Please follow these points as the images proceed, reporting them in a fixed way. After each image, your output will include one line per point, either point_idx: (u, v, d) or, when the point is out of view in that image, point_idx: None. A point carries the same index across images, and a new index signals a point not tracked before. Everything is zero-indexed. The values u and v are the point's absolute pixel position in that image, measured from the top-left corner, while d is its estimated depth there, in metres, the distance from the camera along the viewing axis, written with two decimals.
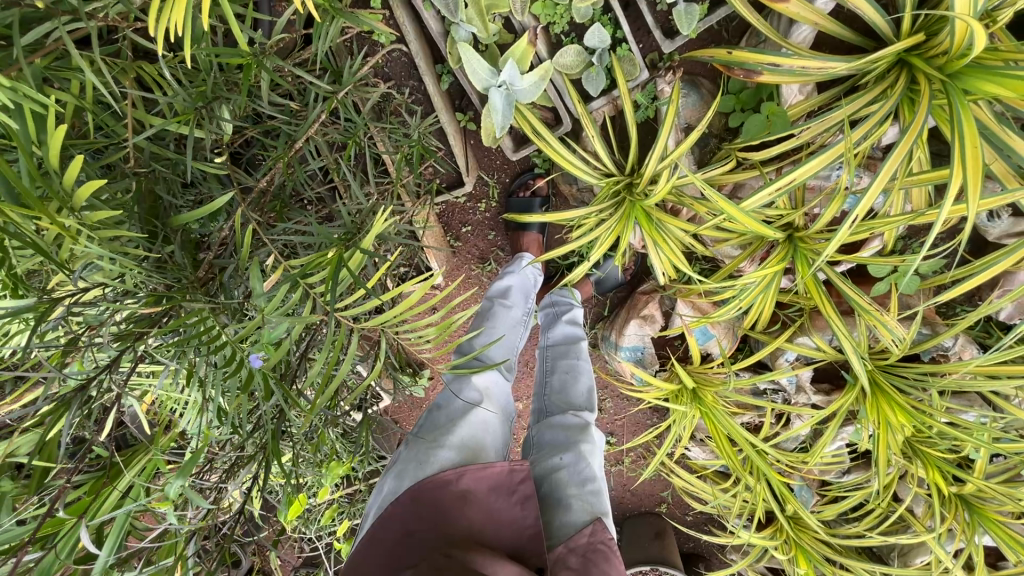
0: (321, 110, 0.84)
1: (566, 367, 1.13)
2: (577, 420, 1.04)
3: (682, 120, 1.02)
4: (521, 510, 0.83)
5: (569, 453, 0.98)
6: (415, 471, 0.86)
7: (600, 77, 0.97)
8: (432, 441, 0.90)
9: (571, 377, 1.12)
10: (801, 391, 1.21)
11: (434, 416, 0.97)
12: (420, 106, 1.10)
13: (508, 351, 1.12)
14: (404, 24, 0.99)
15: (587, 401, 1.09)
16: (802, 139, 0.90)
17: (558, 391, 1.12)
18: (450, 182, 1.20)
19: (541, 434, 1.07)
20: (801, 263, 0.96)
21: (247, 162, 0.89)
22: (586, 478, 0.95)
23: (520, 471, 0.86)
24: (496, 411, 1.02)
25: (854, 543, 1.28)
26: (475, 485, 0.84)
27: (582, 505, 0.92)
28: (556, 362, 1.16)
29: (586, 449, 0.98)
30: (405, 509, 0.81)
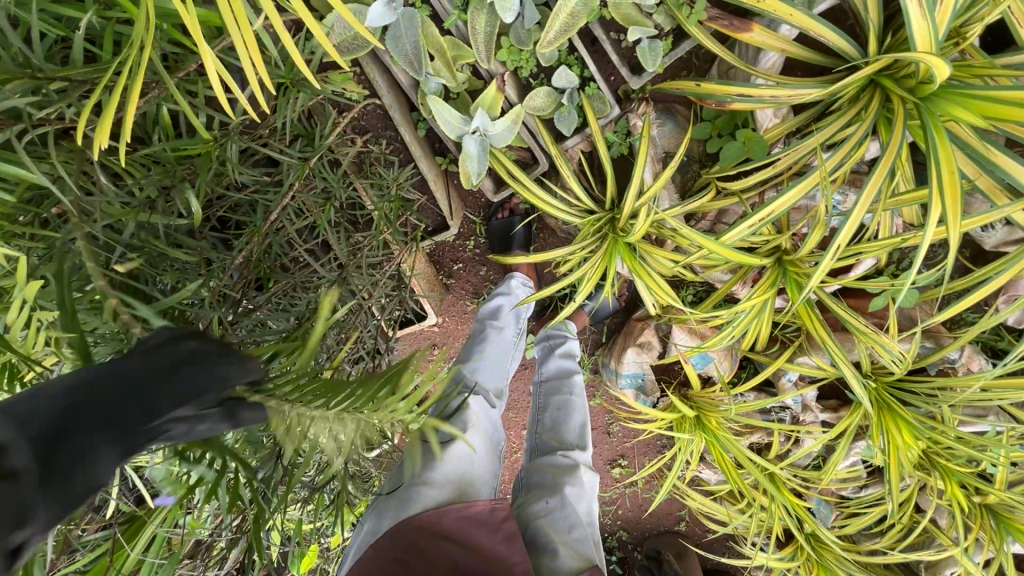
0: (294, 178, 0.85)
1: (559, 403, 1.12)
2: (564, 459, 1.02)
3: (660, 150, 1.01)
4: (509, 546, 0.77)
5: (554, 496, 0.95)
6: (397, 510, 0.79)
7: (571, 116, 0.96)
8: (420, 478, 0.82)
9: (564, 414, 1.11)
10: (807, 410, 1.19)
11: (414, 457, 0.87)
12: (398, 156, 1.11)
13: (501, 379, 1.08)
14: (376, 82, 1.00)
15: (579, 439, 1.06)
16: (781, 166, 0.88)
17: (548, 428, 1.11)
18: (436, 226, 1.21)
19: (529, 478, 1.03)
20: (792, 289, 0.94)
21: (229, 232, 0.91)
22: (571, 524, 0.91)
23: (503, 509, 0.83)
24: (482, 443, 0.94)
25: (877, 560, 1.24)
26: (462, 523, 0.79)
27: (570, 552, 0.88)
28: (548, 399, 1.15)
29: (571, 493, 0.95)
30: (405, 536, 0.75)
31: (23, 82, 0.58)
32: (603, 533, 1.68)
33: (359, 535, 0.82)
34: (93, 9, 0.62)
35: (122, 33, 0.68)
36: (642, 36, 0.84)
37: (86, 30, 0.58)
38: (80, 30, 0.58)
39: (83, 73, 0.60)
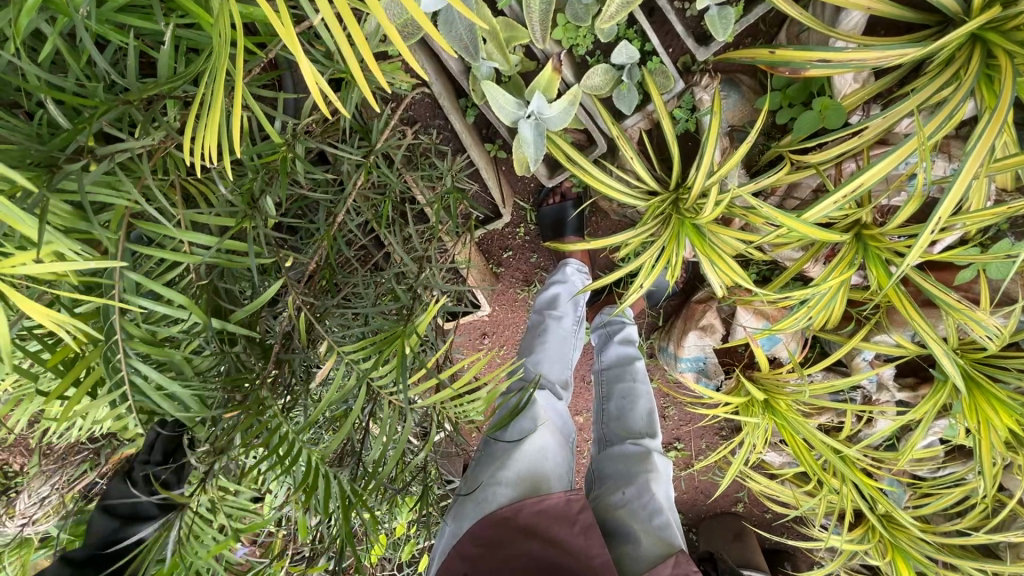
0: (356, 176, 0.84)
1: (624, 390, 1.10)
2: (633, 448, 0.98)
3: (725, 124, 0.97)
4: (587, 539, 0.72)
5: (631, 486, 0.92)
6: (475, 509, 0.76)
7: (632, 93, 0.92)
8: (492, 476, 0.79)
9: (630, 402, 1.07)
10: (883, 389, 1.14)
11: (489, 450, 0.85)
12: (448, 145, 1.09)
13: (563, 370, 1.06)
14: (426, 69, 0.97)
15: (648, 426, 1.02)
16: (867, 136, 0.82)
17: (615, 416, 1.08)
18: (488, 215, 1.18)
19: (602, 467, 1.01)
20: (874, 265, 0.89)
21: (291, 232, 0.90)
22: (653, 511, 0.87)
23: (578, 500, 0.76)
24: (553, 438, 0.89)
25: (958, 541, 1.19)
26: (537, 519, 0.74)
27: (653, 540, 0.84)
28: (613, 387, 1.13)
29: (647, 479, 0.91)
30: (483, 536, 0.72)
31: (118, 109, 0.55)
32: None
33: (441, 540, 0.80)
34: (161, 16, 0.60)
35: (185, 38, 0.66)
36: (711, 4, 0.79)
37: (158, 38, 0.57)
38: (152, 38, 0.57)
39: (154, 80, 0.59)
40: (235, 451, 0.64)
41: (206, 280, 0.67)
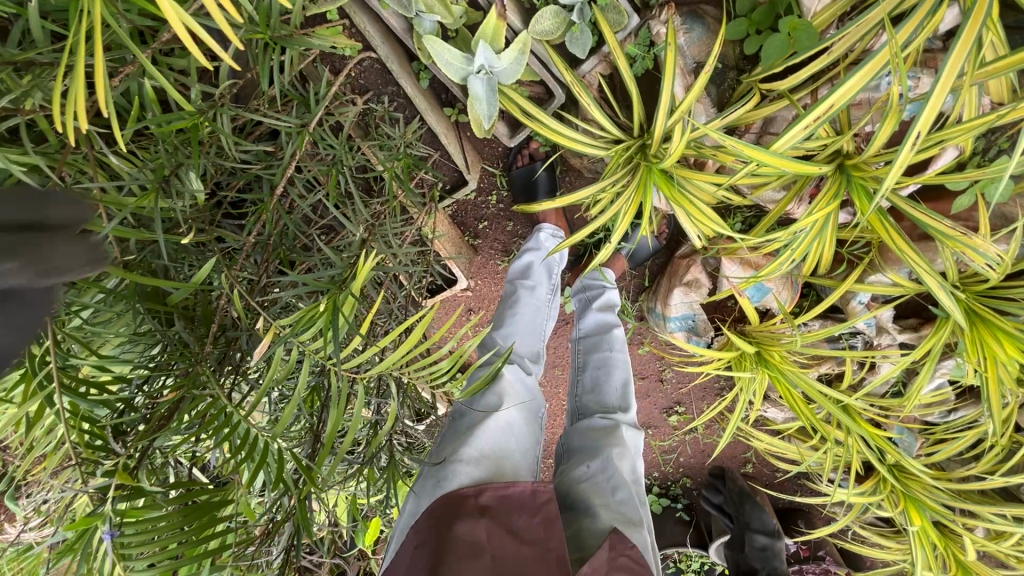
0: (294, 147, 0.79)
1: (598, 362, 1.07)
2: (599, 423, 0.94)
3: (689, 61, 0.90)
4: (546, 530, 0.68)
5: (597, 459, 0.87)
6: (434, 488, 0.73)
7: (584, 36, 0.86)
8: (451, 453, 0.76)
9: (604, 373, 1.05)
10: (883, 333, 1.07)
11: (457, 423, 0.82)
12: (403, 112, 1.04)
13: (536, 339, 1.02)
14: (367, 30, 0.92)
15: (621, 400, 1.00)
16: (837, 54, 0.75)
17: (590, 388, 1.05)
18: (454, 183, 1.14)
19: (568, 440, 0.98)
20: (858, 196, 0.82)
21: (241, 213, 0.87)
22: (615, 486, 0.83)
23: (545, 490, 0.73)
24: (521, 412, 0.86)
25: (973, 486, 1.13)
26: (498, 503, 0.71)
27: (611, 514, 0.79)
28: (588, 357, 1.10)
29: (615, 453, 0.86)
30: (436, 512, 0.69)
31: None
32: (666, 481, 1.65)
33: (399, 520, 0.77)
34: None
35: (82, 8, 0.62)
36: None
37: (35, 3, 0.53)
38: (28, 4, 0.53)
39: (41, 52, 0.55)
40: (176, 438, 0.62)
41: (134, 254, 0.63)
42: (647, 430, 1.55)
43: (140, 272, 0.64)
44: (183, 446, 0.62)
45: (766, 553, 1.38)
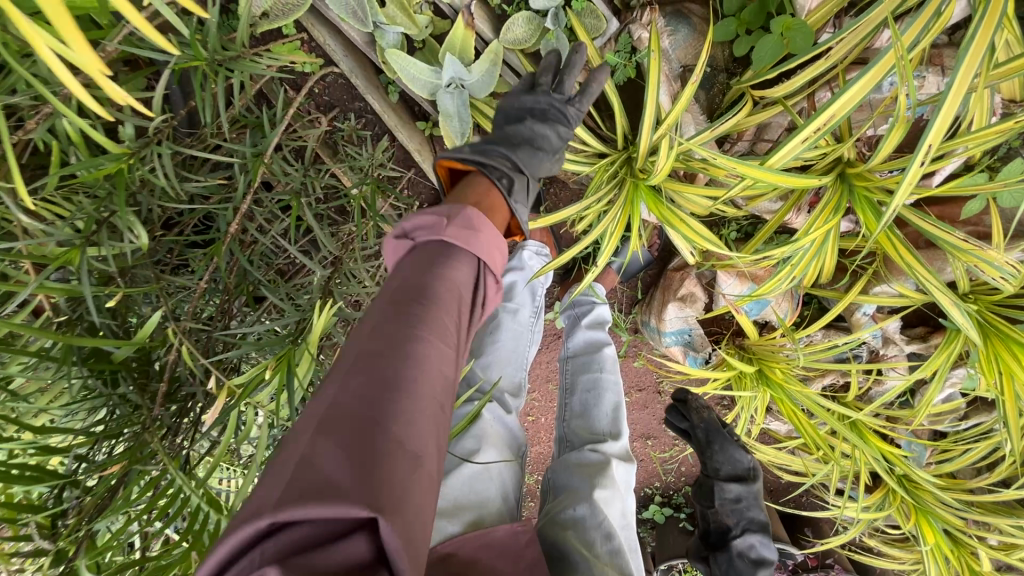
0: (249, 178, 0.73)
1: (588, 384, 1.01)
2: (588, 457, 0.88)
3: (675, 66, 0.84)
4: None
5: (583, 503, 0.79)
6: None
7: (560, 44, 0.80)
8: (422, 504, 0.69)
9: (594, 396, 0.99)
10: (890, 344, 1.02)
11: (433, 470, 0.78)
12: (372, 129, 0.98)
13: (521, 368, 0.96)
14: (326, 44, 0.85)
15: (612, 427, 0.94)
16: (835, 56, 0.69)
17: (578, 413, 0.99)
18: (432, 200, 1.07)
19: (555, 478, 0.90)
20: (862, 210, 0.76)
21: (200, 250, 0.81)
22: (606, 534, 0.75)
23: (525, 531, 0.66)
24: (503, 454, 0.80)
25: (988, 498, 1.08)
26: (478, 555, 0.61)
27: (605, 568, 0.71)
28: (576, 379, 1.05)
29: (601, 497, 0.80)
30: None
31: None
32: (668, 490, 1.61)
33: None
34: None
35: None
36: None
37: None
38: None
39: None
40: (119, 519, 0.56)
41: (67, 313, 0.57)
42: (647, 441, 1.50)
43: (76, 333, 0.58)
44: (129, 526, 0.56)
45: (735, 502, 0.98)
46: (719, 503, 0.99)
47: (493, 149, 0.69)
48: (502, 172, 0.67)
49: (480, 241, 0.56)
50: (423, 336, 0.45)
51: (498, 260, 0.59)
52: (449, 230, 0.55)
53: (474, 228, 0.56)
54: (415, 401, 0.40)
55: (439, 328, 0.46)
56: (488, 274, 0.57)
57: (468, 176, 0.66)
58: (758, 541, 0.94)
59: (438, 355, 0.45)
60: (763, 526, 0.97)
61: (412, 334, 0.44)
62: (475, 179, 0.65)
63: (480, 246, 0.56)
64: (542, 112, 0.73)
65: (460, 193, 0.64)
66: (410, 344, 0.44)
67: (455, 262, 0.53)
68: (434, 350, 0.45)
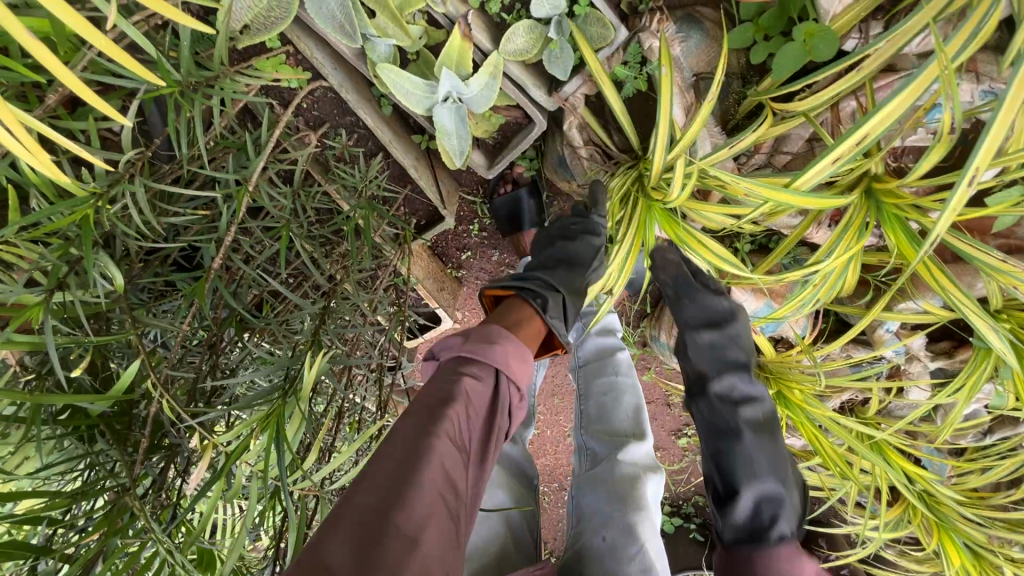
0: (233, 209, 0.68)
1: (604, 388, 0.96)
2: (614, 470, 0.80)
3: (688, 76, 0.78)
4: None
5: (614, 527, 0.72)
6: None
7: (564, 54, 0.74)
8: None
9: (612, 399, 0.94)
10: (913, 360, 0.97)
11: None
12: (365, 145, 0.92)
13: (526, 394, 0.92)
14: (313, 58, 0.79)
15: (634, 427, 0.88)
16: (869, 67, 0.63)
17: (598, 417, 0.93)
18: (430, 216, 1.02)
19: (579, 501, 0.81)
20: (891, 229, 0.71)
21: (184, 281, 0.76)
22: (643, 563, 0.67)
23: None
24: (512, 491, 0.75)
25: (1013, 516, 1.04)
26: None
27: None
28: (591, 384, 1.00)
29: (634, 517, 0.72)
30: None
31: None
32: (678, 499, 1.58)
33: None
34: None
35: None
36: None
37: None
38: None
39: None
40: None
41: (33, 370, 0.52)
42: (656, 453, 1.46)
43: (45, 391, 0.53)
44: None
45: (719, 358, 0.79)
46: (717, 384, 0.77)
47: (535, 272, 0.72)
48: (536, 288, 0.68)
49: (500, 351, 0.57)
50: (454, 422, 0.49)
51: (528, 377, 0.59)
52: (466, 342, 0.57)
53: (495, 339, 0.58)
54: (426, 497, 0.43)
55: (455, 435, 0.49)
56: (513, 388, 0.57)
57: (510, 299, 0.67)
58: (739, 380, 0.76)
59: (453, 461, 0.47)
60: (758, 399, 0.75)
61: (425, 438, 0.47)
62: (516, 302, 0.66)
63: (497, 356, 0.56)
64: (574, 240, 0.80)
65: (501, 316, 0.64)
66: (424, 447, 0.46)
67: (471, 371, 0.54)
68: (444, 453, 0.46)
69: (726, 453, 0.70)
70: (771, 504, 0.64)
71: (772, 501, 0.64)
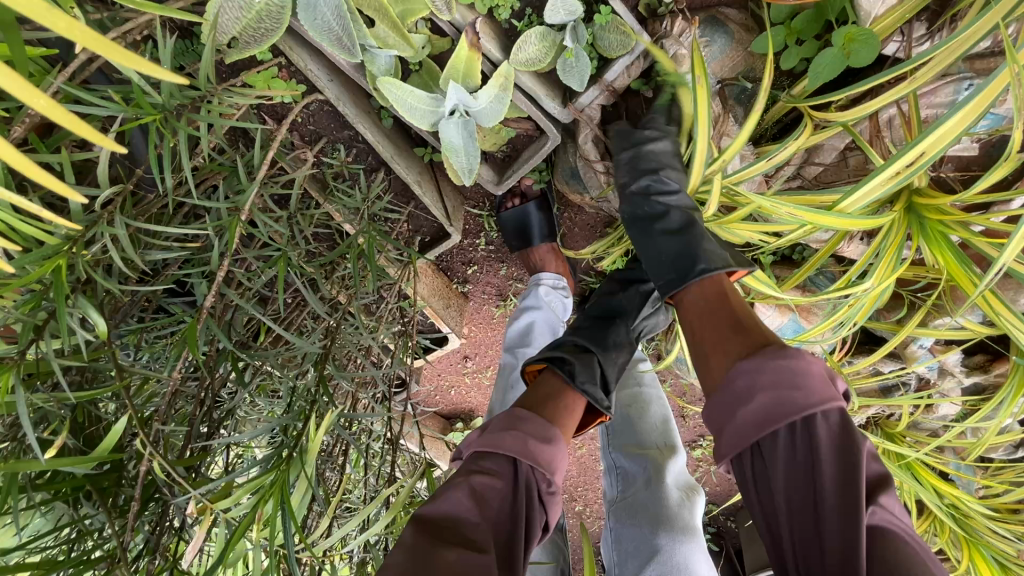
0: (224, 240, 0.62)
1: (627, 400, 0.85)
2: (655, 499, 0.70)
3: (713, 82, 0.73)
4: None
5: (659, 568, 0.64)
6: None
7: (579, 63, 0.68)
8: None
9: (638, 412, 0.84)
10: (946, 375, 0.94)
11: None
12: (364, 160, 0.86)
13: None
14: (309, 71, 0.73)
15: (667, 444, 0.78)
16: (922, 76, 0.58)
17: (624, 434, 0.82)
18: (435, 232, 0.96)
19: (620, 534, 0.72)
20: (937, 247, 0.67)
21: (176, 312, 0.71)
22: None
23: None
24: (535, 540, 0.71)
25: None
26: None
27: None
28: (612, 397, 0.88)
29: (682, 559, 0.64)
30: None
31: None
32: None
33: None
34: None
35: None
36: None
37: None
38: None
39: None
40: None
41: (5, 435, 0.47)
42: None
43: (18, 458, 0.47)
44: None
45: (632, 163, 0.74)
46: (635, 184, 0.73)
47: (566, 336, 0.76)
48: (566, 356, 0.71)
49: (517, 436, 0.57)
50: (468, 526, 0.49)
51: (557, 460, 0.58)
52: (482, 437, 0.59)
53: (512, 427, 0.59)
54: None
55: (464, 537, 0.48)
56: (539, 475, 0.56)
57: (543, 371, 0.70)
58: (651, 179, 0.73)
59: (463, 561, 0.45)
60: (659, 137, 0.74)
61: (429, 542, 0.46)
62: (549, 373, 0.69)
63: (513, 444, 0.56)
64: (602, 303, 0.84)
65: (534, 390, 0.67)
66: (426, 550, 0.45)
67: (484, 469, 0.55)
68: (456, 556, 0.45)
69: (647, 232, 0.72)
70: (687, 249, 0.66)
71: (690, 243, 0.66)
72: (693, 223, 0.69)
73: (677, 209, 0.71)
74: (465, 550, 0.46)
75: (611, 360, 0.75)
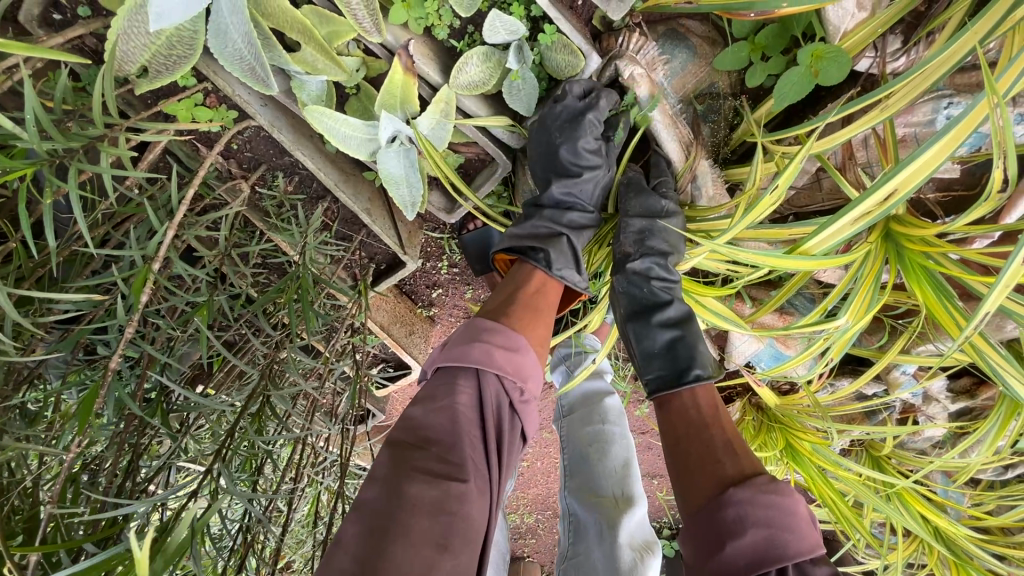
0: (132, 290, 0.56)
1: (589, 440, 0.81)
2: (606, 560, 0.66)
3: (675, 102, 0.67)
4: None
5: None
6: None
7: (526, 85, 0.64)
8: None
9: (599, 453, 0.79)
10: (931, 400, 0.89)
11: None
12: (308, 186, 0.80)
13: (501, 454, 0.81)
14: (242, 98, 0.66)
15: (625, 492, 0.73)
16: (893, 104, 0.53)
17: (585, 477, 0.78)
18: (391, 258, 0.90)
19: None
20: (914, 280, 0.61)
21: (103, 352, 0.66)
22: None
23: None
24: None
25: None
26: None
27: None
28: (575, 434, 0.84)
29: None
30: None
31: None
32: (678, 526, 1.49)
33: None
34: None
35: None
36: None
37: None
38: None
39: None
40: None
41: None
42: (653, 482, 1.37)
43: None
44: None
45: (642, 236, 0.66)
46: (636, 261, 0.67)
47: (537, 222, 0.65)
48: (535, 239, 0.64)
49: (482, 347, 0.53)
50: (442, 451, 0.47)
51: (528, 366, 0.55)
52: (444, 352, 0.54)
53: (476, 338, 0.54)
54: (403, 538, 0.41)
55: (436, 465, 0.46)
56: (510, 384, 0.53)
57: (515, 264, 0.64)
58: (657, 262, 0.66)
59: (433, 492, 0.44)
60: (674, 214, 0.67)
61: (401, 474, 0.45)
62: (524, 267, 0.63)
63: (476, 354, 0.52)
64: (569, 168, 0.66)
65: (503, 290, 0.61)
66: (397, 483, 0.44)
67: (451, 383, 0.51)
68: (425, 489, 0.44)
69: (642, 320, 0.66)
70: (686, 348, 0.63)
71: (687, 343, 0.64)
72: (687, 319, 0.66)
73: (676, 300, 0.67)
74: (434, 478, 0.45)
75: (582, 236, 0.68)
